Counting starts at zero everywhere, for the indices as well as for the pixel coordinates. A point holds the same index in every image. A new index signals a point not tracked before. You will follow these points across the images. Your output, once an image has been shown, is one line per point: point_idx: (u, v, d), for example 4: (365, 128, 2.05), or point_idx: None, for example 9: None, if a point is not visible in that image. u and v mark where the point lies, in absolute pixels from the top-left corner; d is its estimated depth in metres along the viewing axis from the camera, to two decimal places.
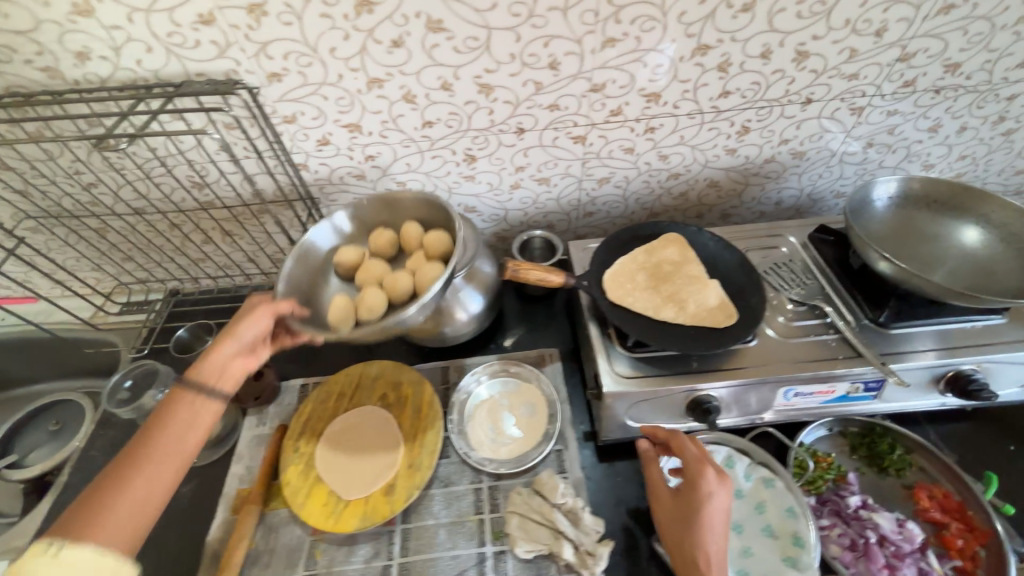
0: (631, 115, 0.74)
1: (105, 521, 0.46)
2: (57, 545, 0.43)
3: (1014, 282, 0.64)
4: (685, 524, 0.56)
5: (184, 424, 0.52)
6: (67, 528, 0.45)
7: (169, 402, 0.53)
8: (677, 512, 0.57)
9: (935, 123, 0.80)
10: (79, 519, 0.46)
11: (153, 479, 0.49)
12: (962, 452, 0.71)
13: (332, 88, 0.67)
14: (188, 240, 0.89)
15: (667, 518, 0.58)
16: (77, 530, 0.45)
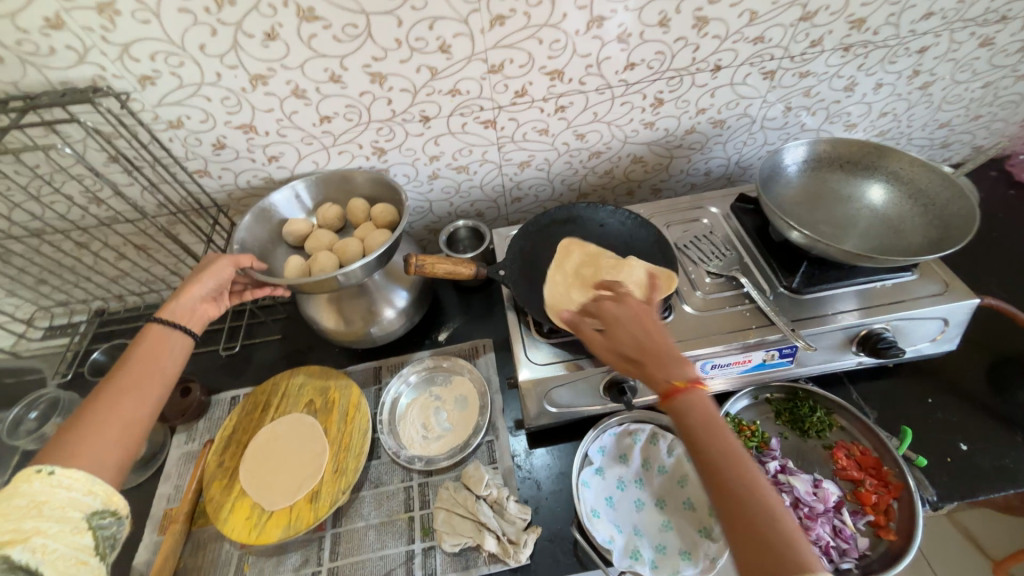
0: (537, 95, 0.72)
1: (90, 445, 0.47)
2: (49, 468, 0.44)
3: (920, 237, 0.65)
4: (701, 409, 0.44)
5: (160, 354, 0.56)
6: (54, 454, 0.46)
7: (141, 337, 0.56)
8: (670, 362, 0.47)
9: (850, 82, 0.79)
10: (63, 446, 0.47)
11: (137, 401, 0.52)
12: (882, 409, 0.72)
13: (213, 88, 0.63)
14: (100, 259, 0.85)
15: (671, 369, 0.47)
16: (61, 457, 0.46)
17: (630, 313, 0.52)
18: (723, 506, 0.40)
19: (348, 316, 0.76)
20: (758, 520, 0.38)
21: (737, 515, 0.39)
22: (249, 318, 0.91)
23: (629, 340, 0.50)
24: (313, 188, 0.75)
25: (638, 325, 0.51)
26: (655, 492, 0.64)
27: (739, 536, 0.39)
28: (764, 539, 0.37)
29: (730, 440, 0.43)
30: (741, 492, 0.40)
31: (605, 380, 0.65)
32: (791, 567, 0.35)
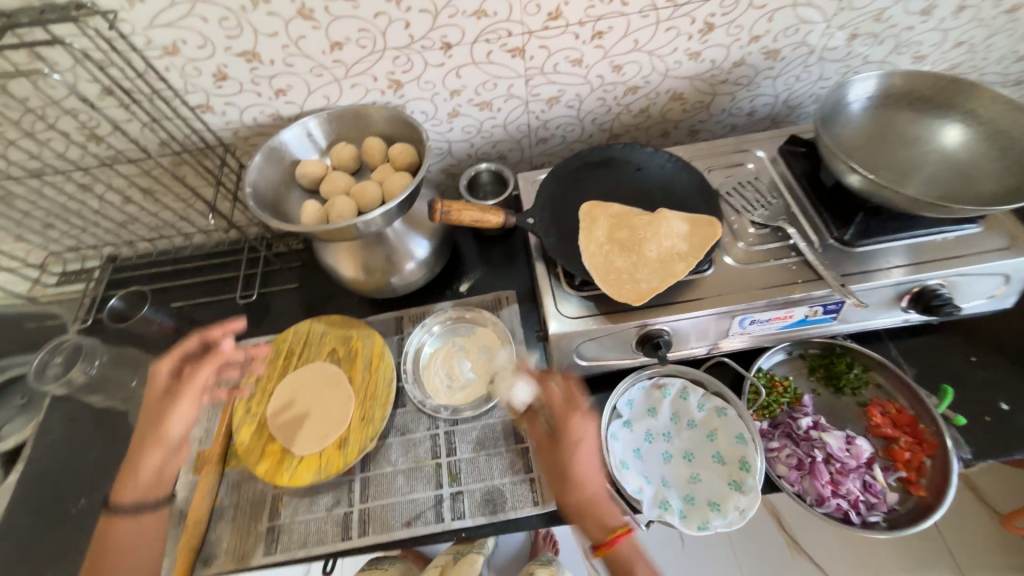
0: (573, 18, 0.64)
1: None
2: None
3: (993, 185, 0.59)
4: (585, 441, 0.60)
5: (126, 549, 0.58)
6: None
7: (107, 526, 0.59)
8: (580, 439, 0.60)
9: (929, 4, 0.70)
10: None
11: None
12: (921, 366, 0.70)
13: (210, 6, 0.56)
14: (106, 203, 0.82)
15: (570, 468, 0.59)
16: None
17: (582, 429, 0.61)
18: (557, 481, 0.60)
19: (366, 266, 0.73)
20: (593, 505, 0.57)
21: (567, 486, 0.59)
22: (265, 267, 0.88)
23: (570, 438, 0.60)
24: (326, 125, 0.69)
25: (572, 432, 0.61)
26: (683, 445, 0.63)
27: (572, 508, 0.58)
28: (580, 508, 0.57)
29: (599, 469, 0.60)
30: (594, 501, 0.57)
31: (638, 335, 0.63)
32: (598, 521, 0.56)
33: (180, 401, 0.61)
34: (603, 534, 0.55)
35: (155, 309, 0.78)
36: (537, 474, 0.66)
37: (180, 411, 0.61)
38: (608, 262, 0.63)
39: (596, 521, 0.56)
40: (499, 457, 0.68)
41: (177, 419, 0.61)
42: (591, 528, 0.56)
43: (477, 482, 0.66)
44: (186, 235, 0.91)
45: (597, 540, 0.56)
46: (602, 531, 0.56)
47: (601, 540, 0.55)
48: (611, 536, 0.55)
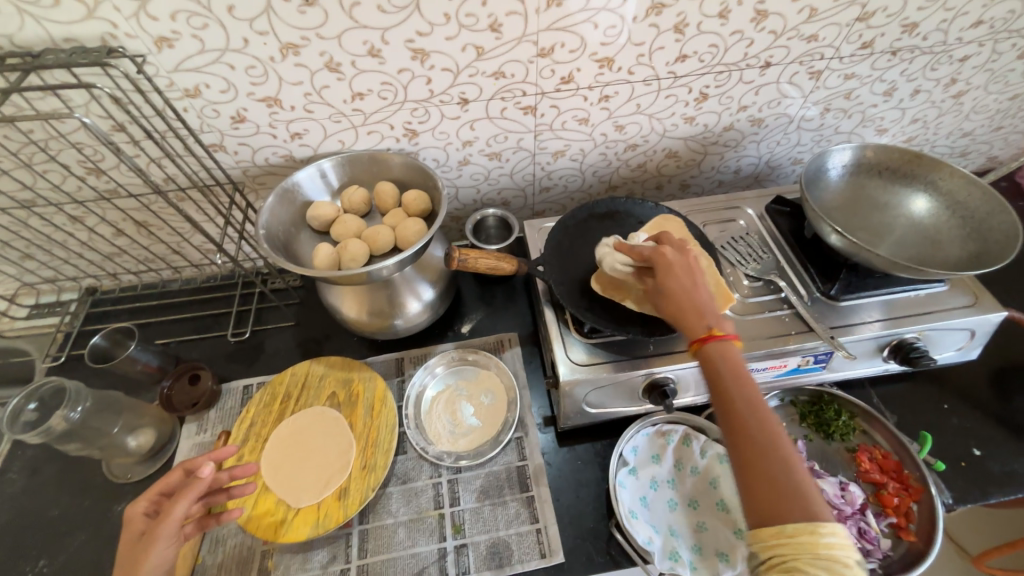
0: (583, 83, 0.68)
1: None
2: None
3: (958, 250, 0.65)
4: (732, 360, 0.49)
5: None
6: None
7: None
8: (694, 305, 0.52)
9: (890, 87, 0.79)
10: None
11: None
12: (901, 413, 0.74)
13: (238, 55, 0.57)
14: (96, 235, 0.79)
15: (706, 319, 0.51)
16: None
17: (684, 269, 0.55)
18: (744, 452, 0.44)
19: (372, 308, 0.73)
20: (790, 488, 0.41)
21: (755, 471, 0.43)
22: (259, 303, 0.87)
23: (680, 293, 0.53)
24: (340, 168, 0.70)
25: (679, 284, 0.54)
26: (688, 493, 0.64)
27: (761, 506, 0.42)
28: (783, 487, 0.41)
29: (755, 391, 0.47)
30: (767, 444, 0.43)
31: (644, 383, 0.65)
32: (802, 511, 0.40)
33: (153, 547, 0.50)
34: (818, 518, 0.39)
35: (142, 347, 0.75)
36: (544, 524, 0.65)
37: (158, 552, 0.51)
38: (666, 263, 0.56)
39: (806, 543, 0.38)
40: (503, 507, 0.66)
41: (154, 563, 0.50)
42: (781, 528, 0.40)
43: (483, 534, 0.64)
44: (177, 268, 0.88)
45: (778, 526, 0.40)
46: (804, 518, 0.39)
47: (794, 531, 0.39)
48: (822, 535, 0.38)
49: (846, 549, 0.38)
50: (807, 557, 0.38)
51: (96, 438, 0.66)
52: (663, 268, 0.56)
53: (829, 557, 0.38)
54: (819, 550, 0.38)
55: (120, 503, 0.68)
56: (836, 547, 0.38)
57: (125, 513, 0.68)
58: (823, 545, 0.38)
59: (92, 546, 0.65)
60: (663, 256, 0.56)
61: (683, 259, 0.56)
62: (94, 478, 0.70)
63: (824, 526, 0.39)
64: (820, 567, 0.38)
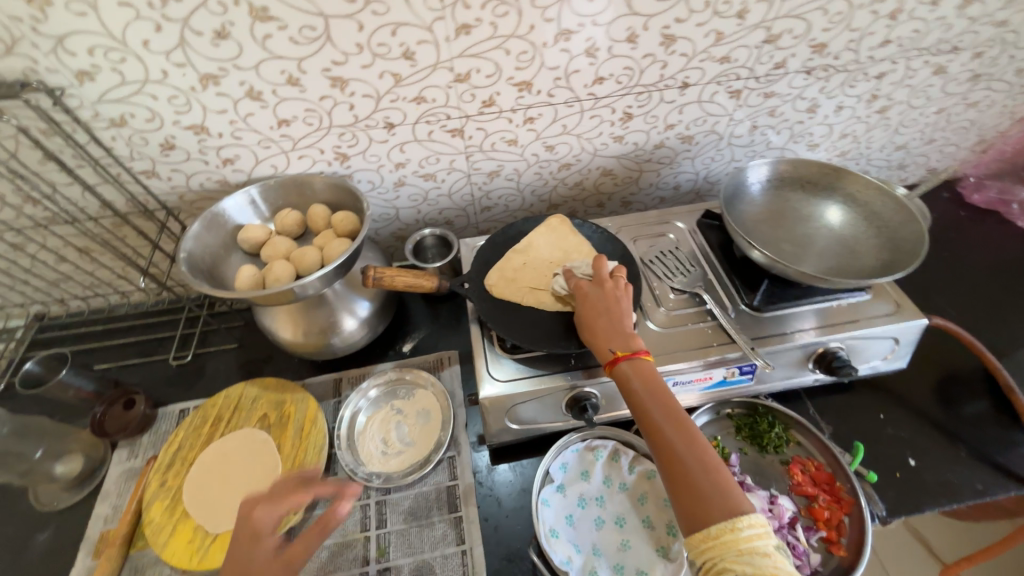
0: (505, 106, 0.71)
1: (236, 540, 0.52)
2: None
3: (873, 260, 0.66)
4: (643, 376, 0.54)
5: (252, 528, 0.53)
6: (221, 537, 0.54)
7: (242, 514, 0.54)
8: (602, 328, 0.58)
9: (813, 103, 0.81)
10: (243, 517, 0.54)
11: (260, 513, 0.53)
12: (837, 424, 0.74)
13: (159, 86, 0.59)
14: (38, 261, 0.80)
15: (615, 341, 0.57)
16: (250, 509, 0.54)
17: (600, 299, 0.61)
18: (676, 476, 0.47)
19: (307, 329, 0.74)
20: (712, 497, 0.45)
21: (683, 482, 0.47)
22: (203, 326, 0.87)
23: (586, 321, 0.60)
24: (269, 193, 0.72)
25: (595, 308, 0.60)
26: (616, 510, 0.63)
27: (694, 511, 0.45)
28: (702, 489, 0.46)
29: (668, 400, 0.52)
30: (696, 471, 0.47)
31: (568, 397, 0.65)
32: (721, 511, 0.44)
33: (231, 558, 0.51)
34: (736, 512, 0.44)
35: (76, 372, 0.75)
36: (469, 546, 0.64)
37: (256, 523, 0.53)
38: (583, 295, 0.62)
39: (729, 543, 0.42)
40: (430, 528, 0.65)
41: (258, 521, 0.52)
42: (707, 532, 0.43)
43: (408, 556, 0.63)
44: (123, 293, 0.89)
45: (705, 531, 0.44)
46: (723, 522, 0.43)
47: (717, 532, 0.43)
48: (741, 530, 0.42)
49: (763, 538, 0.42)
50: (731, 556, 0.42)
51: (17, 463, 0.67)
52: (580, 301, 0.62)
53: (750, 551, 0.42)
54: (740, 545, 0.42)
55: (43, 532, 0.67)
56: (755, 538, 0.42)
57: (46, 542, 0.66)
58: (743, 539, 0.42)
59: None
60: (580, 289, 0.63)
61: (601, 290, 0.62)
62: (21, 505, 0.70)
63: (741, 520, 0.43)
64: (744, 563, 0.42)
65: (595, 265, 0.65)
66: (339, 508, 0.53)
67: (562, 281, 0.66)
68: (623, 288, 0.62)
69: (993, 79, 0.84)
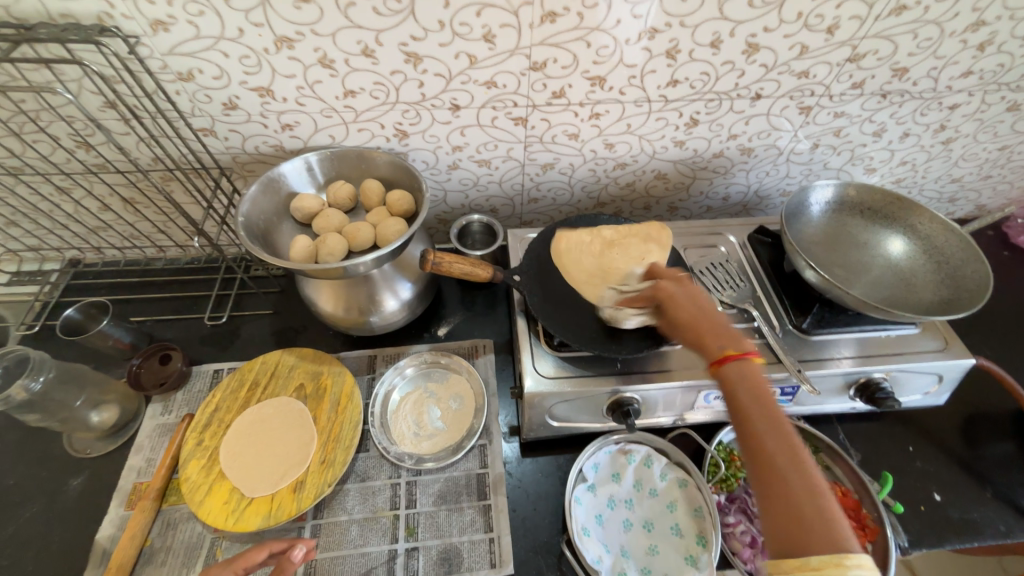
0: (574, 99, 0.69)
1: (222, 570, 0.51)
2: None
3: (930, 295, 0.66)
4: (754, 381, 0.47)
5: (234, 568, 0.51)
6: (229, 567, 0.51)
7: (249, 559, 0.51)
8: (700, 326, 0.54)
9: (880, 128, 0.80)
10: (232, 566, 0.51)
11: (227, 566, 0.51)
12: (865, 452, 0.75)
13: (232, 44, 0.58)
14: (82, 208, 0.79)
15: (728, 340, 0.51)
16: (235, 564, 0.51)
17: (688, 299, 0.57)
18: (772, 491, 0.40)
19: (348, 304, 0.72)
20: (812, 519, 0.37)
21: (778, 499, 0.39)
22: (239, 288, 0.87)
23: (681, 322, 0.55)
24: (327, 162, 0.71)
25: (684, 304, 0.57)
26: (644, 514, 0.64)
27: (786, 529, 0.38)
28: (801, 510, 0.38)
29: (777, 410, 0.44)
30: (788, 464, 0.40)
31: (610, 401, 0.65)
32: (828, 542, 0.36)
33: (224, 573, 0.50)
34: (844, 548, 0.35)
35: (115, 323, 0.75)
36: (497, 534, 0.64)
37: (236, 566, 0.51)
38: (669, 296, 0.58)
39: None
40: (459, 514, 0.66)
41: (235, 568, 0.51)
42: (801, 560, 0.36)
43: (435, 538, 0.64)
44: (161, 248, 0.89)
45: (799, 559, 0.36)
46: (829, 551, 0.36)
47: (817, 562, 0.35)
48: (848, 569, 0.34)
49: None
50: None
51: (58, 410, 0.66)
52: (667, 302, 0.58)
53: None
54: None
55: (76, 477, 0.68)
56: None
57: (80, 488, 0.67)
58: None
59: (43, 519, 0.65)
60: (664, 290, 0.59)
61: (684, 288, 0.59)
62: (55, 449, 0.70)
63: (849, 559, 0.35)
64: None
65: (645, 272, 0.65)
66: (294, 553, 0.51)
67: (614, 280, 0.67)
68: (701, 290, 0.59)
69: None
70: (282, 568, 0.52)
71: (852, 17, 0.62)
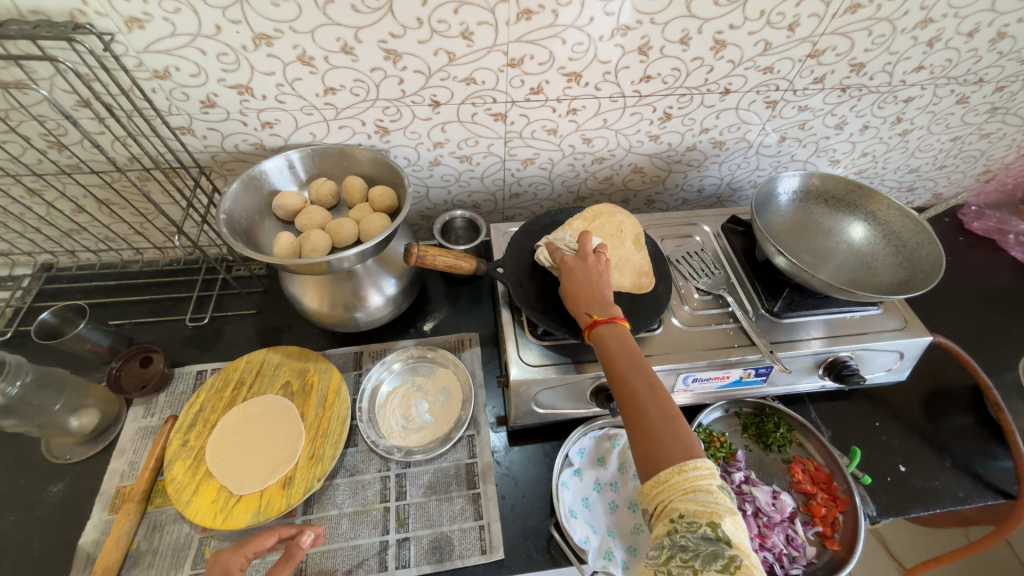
0: (551, 95, 0.71)
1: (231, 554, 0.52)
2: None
3: (890, 277, 0.70)
4: (619, 337, 0.56)
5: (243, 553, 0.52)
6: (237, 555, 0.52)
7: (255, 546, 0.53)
8: (586, 297, 0.60)
9: (841, 121, 0.84)
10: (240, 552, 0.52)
11: (235, 551, 0.52)
12: (835, 428, 0.79)
13: (209, 41, 0.58)
14: (54, 210, 0.77)
15: (595, 307, 0.59)
16: (244, 549, 0.53)
17: (584, 274, 0.63)
18: (638, 428, 0.50)
19: (332, 300, 0.73)
20: (666, 439, 0.48)
21: (642, 430, 0.49)
22: (221, 289, 0.86)
23: (574, 289, 0.62)
24: (308, 160, 0.71)
25: (579, 283, 0.62)
26: (629, 495, 0.66)
27: (647, 452, 0.48)
28: (658, 434, 0.48)
29: (640, 360, 0.54)
30: (646, 400, 0.50)
31: (593, 386, 0.67)
32: (677, 456, 0.46)
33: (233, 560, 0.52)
34: (686, 456, 0.46)
35: (93, 326, 0.74)
36: (487, 521, 0.66)
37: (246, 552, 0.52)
38: (568, 269, 0.64)
39: (676, 484, 0.45)
40: (449, 503, 0.67)
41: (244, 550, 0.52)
42: (658, 476, 0.46)
43: (427, 528, 0.65)
44: (138, 250, 0.87)
45: (657, 474, 0.47)
46: (675, 462, 0.46)
47: (666, 475, 0.46)
48: (687, 472, 0.45)
49: (709, 479, 0.45)
50: (679, 496, 0.45)
51: (35, 415, 0.65)
52: (565, 273, 0.64)
53: (695, 490, 0.44)
54: (686, 486, 0.45)
55: (56, 484, 0.67)
56: (700, 479, 0.44)
57: (60, 494, 0.66)
58: (688, 480, 0.44)
59: (22, 527, 0.63)
60: (567, 265, 0.64)
61: (585, 265, 0.64)
62: (32, 456, 0.69)
63: (689, 463, 0.45)
64: (690, 502, 0.44)
65: (580, 241, 0.67)
66: (301, 539, 0.54)
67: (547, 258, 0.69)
68: (605, 264, 0.64)
69: (1008, 114, 0.88)
70: (289, 554, 0.53)
71: (811, 15, 0.65)
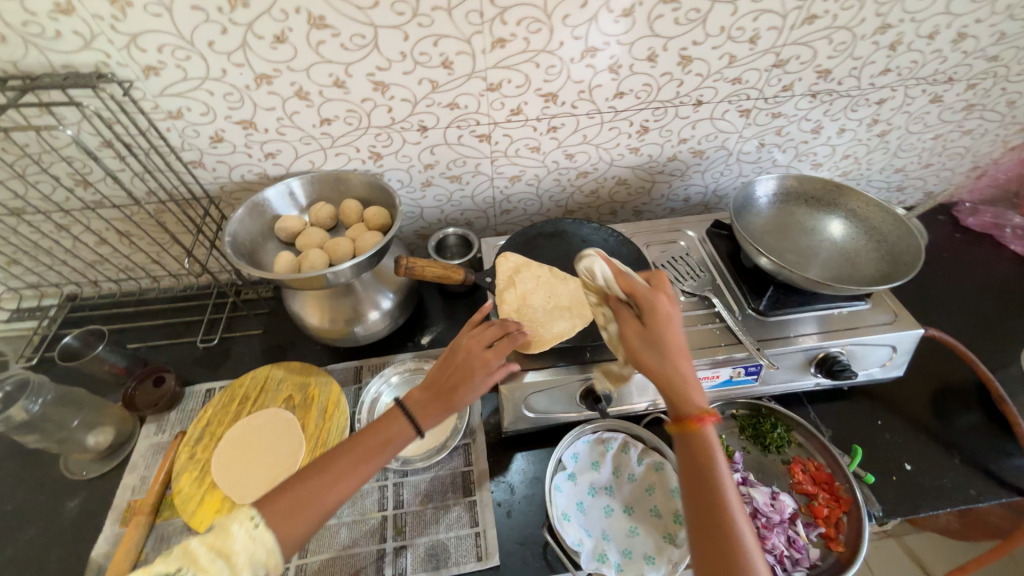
0: (531, 115, 0.76)
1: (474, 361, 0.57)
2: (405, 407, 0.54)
3: (873, 271, 0.71)
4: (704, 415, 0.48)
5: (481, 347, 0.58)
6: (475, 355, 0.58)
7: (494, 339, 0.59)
8: (679, 358, 0.50)
9: (817, 125, 0.87)
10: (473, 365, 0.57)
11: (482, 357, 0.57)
12: (835, 428, 0.78)
13: (217, 83, 0.64)
14: (80, 242, 0.84)
15: (690, 376, 0.50)
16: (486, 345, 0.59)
17: (670, 321, 0.53)
18: (706, 522, 0.45)
19: (332, 315, 0.76)
20: (736, 549, 0.43)
21: (709, 526, 0.45)
22: (230, 311, 0.91)
23: (657, 342, 0.51)
24: (307, 186, 0.77)
25: (664, 337, 0.52)
26: (624, 499, 0.66)
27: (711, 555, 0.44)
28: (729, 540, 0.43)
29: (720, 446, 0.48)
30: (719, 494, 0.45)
31: (582, 388, 0.68)
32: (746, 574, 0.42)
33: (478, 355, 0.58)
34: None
35: (111, 349, 0.79)
36: (483, 528, 0.66)
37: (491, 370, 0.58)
38: (653, 311, 0.53)
39: None
40: (445, 511, 0.68)
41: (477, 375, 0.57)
42: None
43: (423, 536, 0.66)
44: (155, 278, 0.93)
45: None
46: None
47: None
48: None
49: None
50: None
51: (54, 431, 0.70)
52: (649, 314, 0.53)
53: None
54: None
55: (72, 499, 0.70)
56: None
57: (76, 509, 0.69)
58: None
59: (40, 541, 0.66)
60: (651, 302, 0.54)
61: (671, 309, 0.54)
62: (51, 474, 0.73)
63: None
64: None
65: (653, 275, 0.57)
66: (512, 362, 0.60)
67: (602, 275, 0.58)
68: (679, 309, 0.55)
69: (986, 110, 0.90)
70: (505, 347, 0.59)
71: (770, 28, 0.70)
